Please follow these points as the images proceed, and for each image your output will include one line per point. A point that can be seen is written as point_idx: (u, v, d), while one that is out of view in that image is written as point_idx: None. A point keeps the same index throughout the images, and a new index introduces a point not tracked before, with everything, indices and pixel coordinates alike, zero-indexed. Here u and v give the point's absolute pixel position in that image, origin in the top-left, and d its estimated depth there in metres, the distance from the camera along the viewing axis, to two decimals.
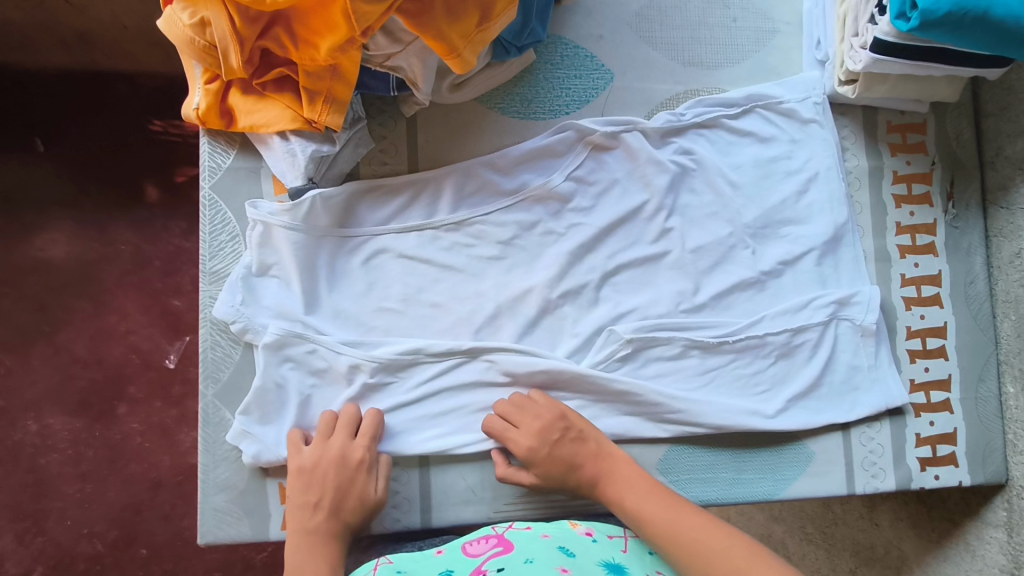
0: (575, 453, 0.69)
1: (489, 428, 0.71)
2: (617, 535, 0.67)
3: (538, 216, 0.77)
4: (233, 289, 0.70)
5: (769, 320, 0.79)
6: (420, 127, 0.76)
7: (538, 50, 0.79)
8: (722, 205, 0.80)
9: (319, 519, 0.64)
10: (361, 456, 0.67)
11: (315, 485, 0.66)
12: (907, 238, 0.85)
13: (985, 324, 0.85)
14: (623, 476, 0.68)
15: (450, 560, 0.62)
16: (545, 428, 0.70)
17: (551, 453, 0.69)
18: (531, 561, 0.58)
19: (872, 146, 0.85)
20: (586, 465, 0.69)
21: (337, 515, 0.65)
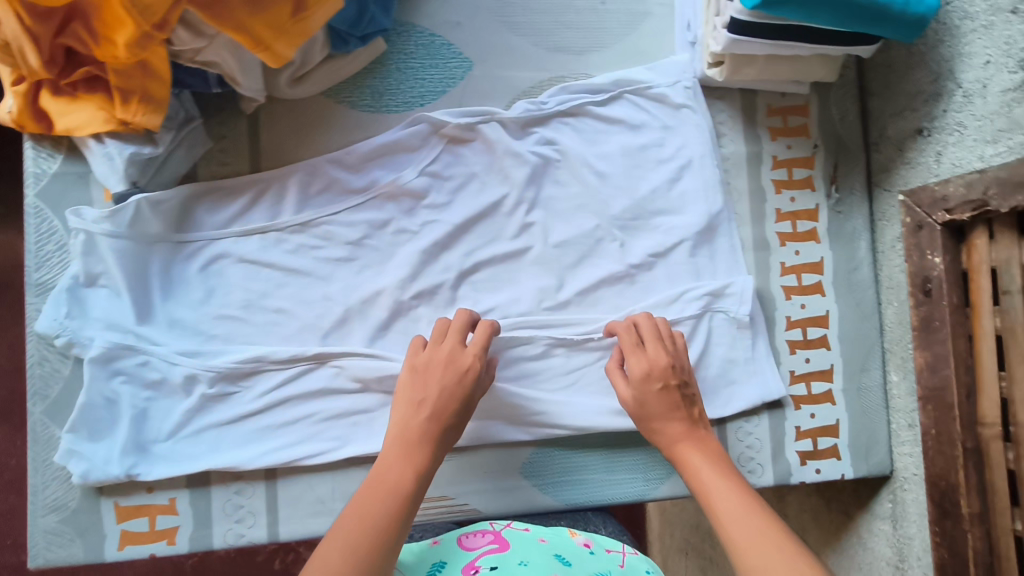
0: (679, 405, 0.67)
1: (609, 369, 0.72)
2: (614, 551, 0.68)
3: (390, 214, 0.74)
4: (57, 300, 0.66)
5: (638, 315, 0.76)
6: (263, 125, 0.72)
7: (390, 39, 0.75)
8: (589, 196, 0.77)
9: (421, 419, 0.63)
10: (471, 362, 0.67)
11: (423, 385, 0.66)
12: (787, 225, 0.82)
13: (869, 311, 0.83)
14: (702, 458, 0.63)
15: (447, 551, 0.65)
16: (658, 372, 0.68)
17: (651, 397, 0.67)
18: (525, 564, 0.61)
19: (750, 130, 0.82)
20: (678, 421, 0.66)
21: (442, 414, 0.64)
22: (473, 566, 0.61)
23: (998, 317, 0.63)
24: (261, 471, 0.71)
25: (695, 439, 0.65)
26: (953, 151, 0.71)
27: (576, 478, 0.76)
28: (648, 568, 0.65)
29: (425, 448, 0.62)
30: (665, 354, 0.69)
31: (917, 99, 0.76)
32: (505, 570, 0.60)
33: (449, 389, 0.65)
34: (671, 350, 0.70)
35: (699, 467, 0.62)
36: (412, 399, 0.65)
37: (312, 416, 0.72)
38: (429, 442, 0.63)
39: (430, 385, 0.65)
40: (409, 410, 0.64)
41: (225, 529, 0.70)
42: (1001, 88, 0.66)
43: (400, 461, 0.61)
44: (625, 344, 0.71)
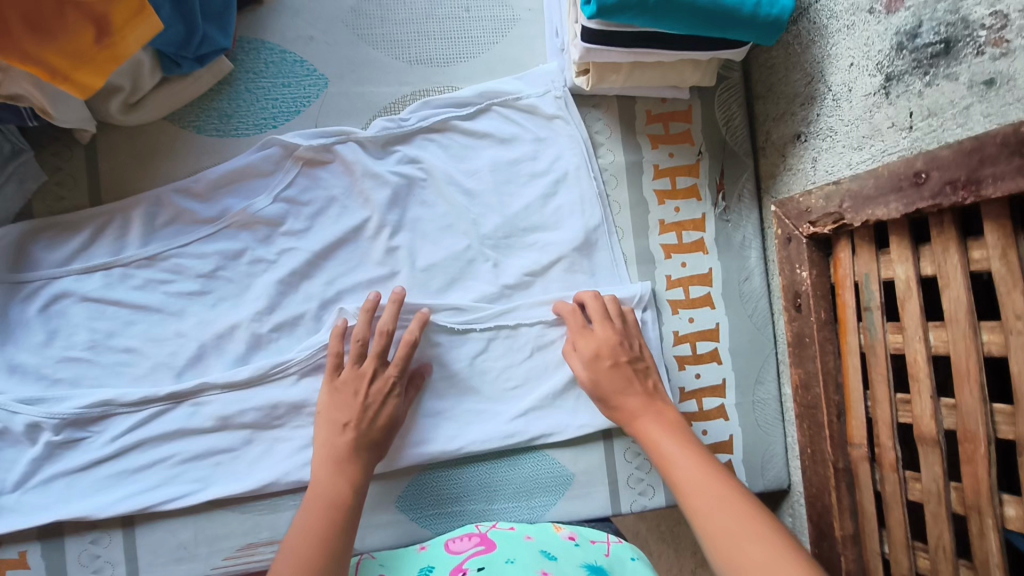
0: (632, 381, 0.68)
1: (568, 354, 0.71)
2: (599, 541, 0.66)
3: (244, 243, 0.70)
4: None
5: (508, 340, 0.74)
6: (102, 155, 0.69)
7: (237, 58, 0.71)
8: (457, 216, 0.74)
9: (347, 440, 0.63)
10: (390, 382, 0.66)
11: (348, 407, 0.65)
12: (672, 237, 0.79)
13: (762, 322, 0.80)
14: (663, 432, 0.64)
15: (435, 557, 0.64)
16: (607, 351, 0.69)
17: (603, 375, 0.68)
18: (513, 561, 0.59)
19: (629, 139, 0.78)
20: (633, 396, 0.67)
21: (369, 434, 0.64)
22: (460, 568, 0.59)
23: (862, 334, 0.60)
24: (117, 519, 0.67)
25: (650, 414, 0.66)
26: (825, 158, 0.68)
27: (454, 509, 0.73)
28: (633, 556, 0.64)
29: (355, 465, 0.63)
30: (614, 334, 0.70)
31: (795, 103, 0.73)
32: (491, 569, 0.58)
33: (372, 408, 0.65)
34: (620, 327, 0.71)
35: (661, 441, 0.63)
36: (341, 416, 0.64)
37: (173, 457, 0.68)
38: (357, 455, 0.63)
39: (354, 403, 0.64)
40: (333, 431, 0.64)
41: None
42: (863, 93, 0.62)
43: (334, 477, 0.61)
44: (568, 328, 0.72)
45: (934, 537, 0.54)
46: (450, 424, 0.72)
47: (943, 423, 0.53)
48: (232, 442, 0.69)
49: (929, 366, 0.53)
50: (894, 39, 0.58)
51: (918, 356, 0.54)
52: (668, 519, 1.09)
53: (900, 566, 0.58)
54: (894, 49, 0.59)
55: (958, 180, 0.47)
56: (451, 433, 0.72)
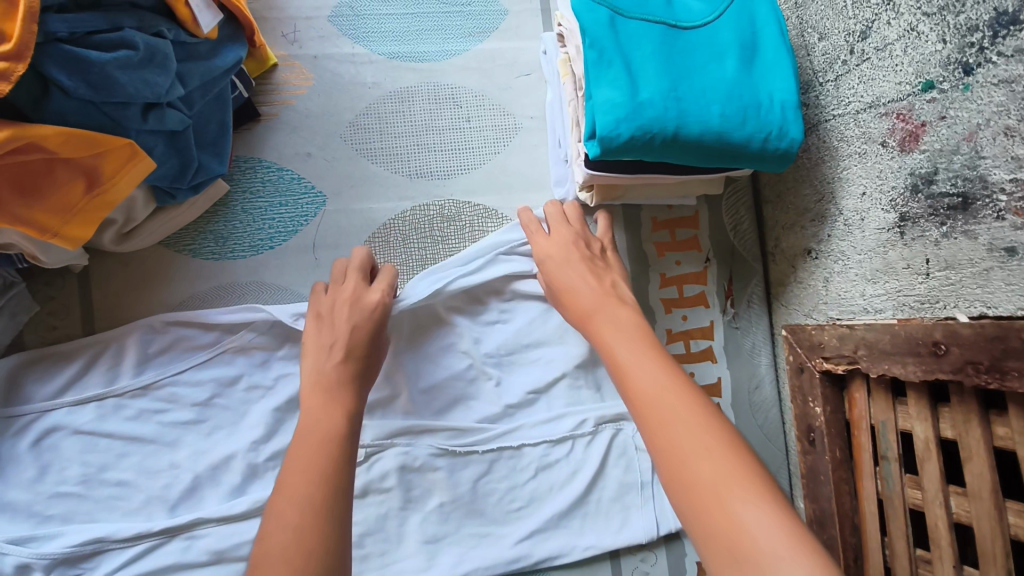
0: (590, 279, 0.63)
1: (539, 252, 0.67)
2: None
3: (240, 369, 0.69)
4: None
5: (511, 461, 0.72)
6: (95, 282, 0.67)
7: (234, 178, 0.70)
8: (458, 334, 0.73)
9: (335, 361, 0.59)
10: (377, 297, 0.64)
11: (331, 331, 0.62)
12: (680, 346, 0.77)
13: (772, 433, 0.78)
14: (616, 334, 0.57)
15: None
16: (568, 249, 0.66)
17: (557, 266, 0.65)
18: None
19: (635, 247, 0.77)
20: (592, 289, 0.62)
21: (355, 355, 0.61)
22: None
23: (878, 482, 0.58)
24: None
25: (605, 312, 0.60)
26: (837, 281, 0.66)
27: None
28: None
29: (346, 390, 0.58)
30: (571, 232, 0.68)
31: (804, 217, 0.71)
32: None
33: (358, 327, 0.62)
34: (576, 229, 0.69)
35: (614, 341, 0.56)
36: (322, 353, 0.60)
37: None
38: (347, 386, 0.58)
39: (339, 330, 0.62)
40: (319, 358, 0.60)
41: None
42: (876, 226, 0.61)
43: (326, 408, 0.56)
44: (529, 237, 0.68)
45: None
46: (454, 552, 0.69)
47: None
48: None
49: (950, 533, 0.51)
50: (908, 179, 0.57)
51: (938, 522, 0.52)
52: None
53: None
54: (908, 189, 0.57)
55: (980, 362, 0.45)
56: (454, 561, 0.69)
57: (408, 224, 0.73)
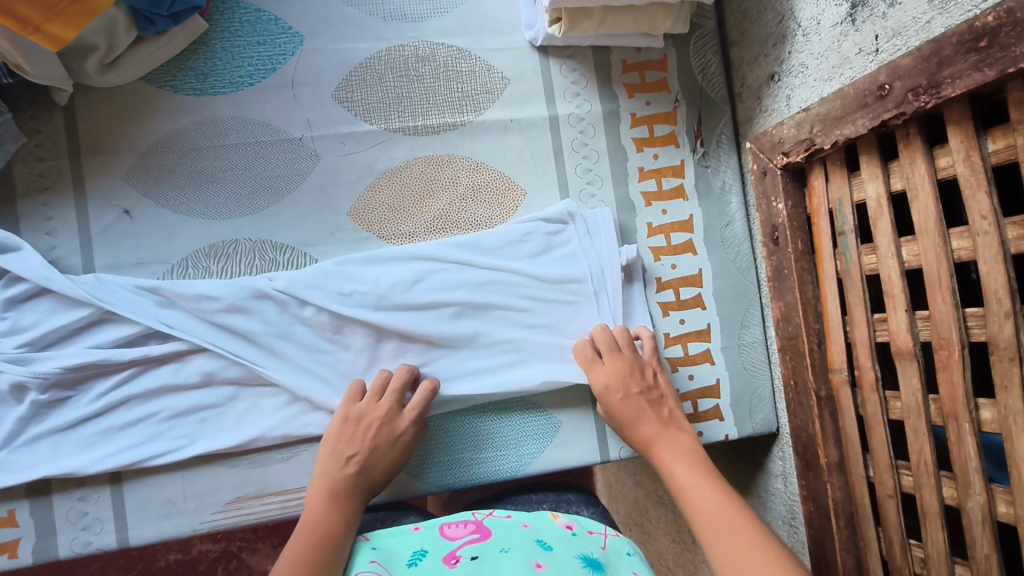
0: (645, 408, 0.67)
1: (596, 387, 0.69)
2: (597, 531, 0.61)
3: (223, 201, 0.71)
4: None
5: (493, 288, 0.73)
6: (81, 115, 0.69)
7: (213, 18, 0.72)
8: (436, 169, 0.75)
9: (349, 474, 0.62)
10: (407, 426, 0.66)
11: (356, 441, 0.64)
12: (651, 184, 0.79)
13: (744, 266, 0.81)
14: (681, 461, 0.62)
15: (429, 538, 0.58)
16: (618, 382, 0.68)
17: (613, 402, 0.67)
18: (507, 551, 0.55)
19: (606, 88, 0.79)
20: (648, 422, 0.66)
21: (369, 474, 0.63)
22: (453, 556, 0.54)
23: (838, 261, 0.60)
24: (105, 475, 0.67)
25: (666, 440, 0.65)
26: (799, 93, 0.69)
27: (442, 461, 0.73)
28: (631, 550, 0.59)
29: (358, 505, 0.61)
30: (624, 363, 0.69)
31: (768, 44, 0.74)
32: (485, 558, 0.53)
33: (380, 448, 0.64)
34: (635, 361, 0.70)
35: (675, 466, 0.61)
36: (337, 463, 0.62)
37: (156, 413, 0.68)
38: (358, 495, 0.61)
39: (364, 440, 0.64)
40: (336, 462, 0.62)
41: (68, 537, 0.66)
42: (831, 23, 0.63)
43: (328, 509, 0.59)
44: (586, 369, 0.70)
45: (915, 452, 0.53)
46: None
47: (918, 337, 0.53)
48: (217, 399, 0.69)
49: (902, 282, 0.53)
50: None
51: (892, 274, 0.54)
52: None
53: (885, 487, 0.57)
54: None
55: (920, 86, 0.48)
56: None
57: (384, 64, 0.75)
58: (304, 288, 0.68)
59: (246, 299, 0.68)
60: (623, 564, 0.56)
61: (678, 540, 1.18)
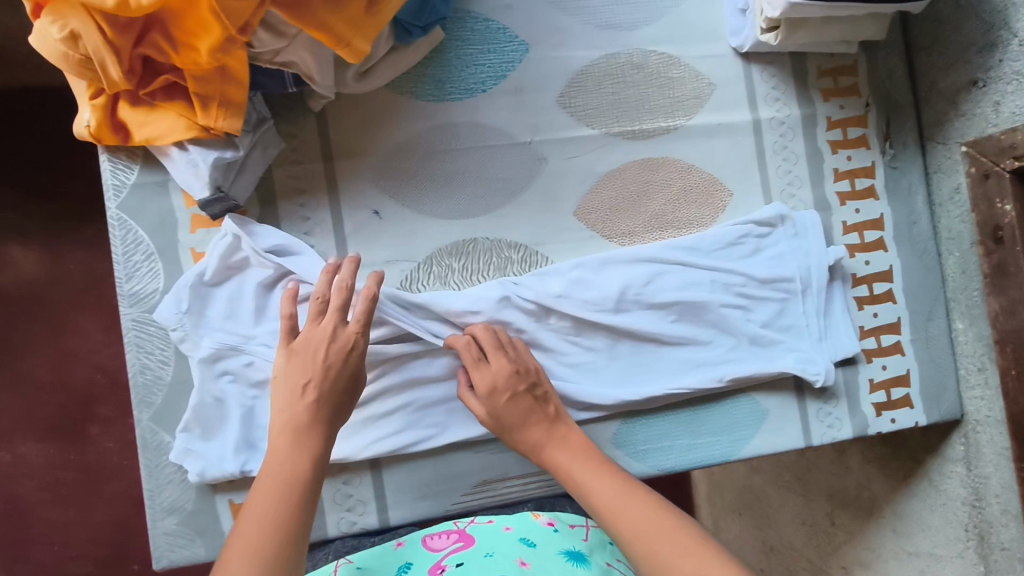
0: (531, 410, 0.68)
1: (482, 390, 0.68)
2: (578, 525, 0.69)
3: (461, 202, 0.74)
4: (172, 297, 0.69)
5: (710, 283, 0.77)
6: (332, 120, 0.72)
7: (447, 27, 0.75)
8: (652, 172, 0.78)
9: (307, 403, 0.61)
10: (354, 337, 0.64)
11: (306, 368, 0.62)
12: (846, 185, 0.83)
13: (930, 263, 0.85)
14: (576, 461, 0.65)
15: (413, 553, 0.65)
16: (504, 384, 0.68)
17: (504, 408, 0.68)
18: (491, 556, 0.62)
19: (803, 93, 0.82)
20: (535, 426, 0.68)
21: (328, 398, 0.62)
22: (438, 567, 0.61)
23: None
24: (366, 461, 0.73)
25: (555, 441, 0.67)
26: (1011, 100, 0.73)
27: (663, 444, 0.78)
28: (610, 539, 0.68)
29: (315, 433, 0.60)
30: (506, 366, 0.69)
31: (969, 52, 0.77)
32: (469, 565, 0.60)
33: (332, 368, 0.62)
34: (512, 361, 0.69)
35: (575, 464, 0.65)
36: (295, 393, 0.61)
37: (411, 402, 0.73)
38: (315, 425, 0.61)
39: (315, 364, 0.62)
40: (293, 396, 0.61)
41: (337, 517, 0.73)
42: None
43: (294, 452, 0.59)
44: (467, 360, 0.69)
45: None
46: (656, 363, 0.77)
47: None
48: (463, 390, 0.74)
49: None
50: None
51: None
52: (792, 470, 1.21)
53: None
54: None
55: None
56: (656, 367, 0.77)
57: (602, 71, 0.78)
58: (557, 301, 0.73)
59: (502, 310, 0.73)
60: (604, 553, 0.66)
61: (809, 523, 1.18)
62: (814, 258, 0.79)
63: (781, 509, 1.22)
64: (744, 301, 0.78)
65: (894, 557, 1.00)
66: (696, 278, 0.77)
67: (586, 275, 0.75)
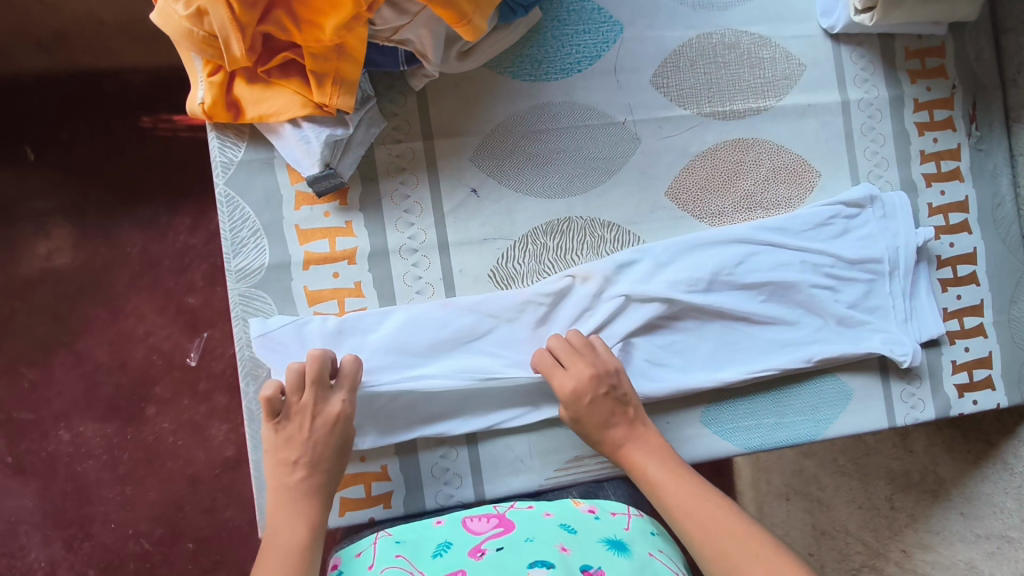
0: (612, 415, 0.67)
1: (564, 394, 0.67)
2: (620, 513, 0.67)
3: (556, 181, 0.75)
4: (278, 314, 0.70)
5: (799, 264, 0.76)
6: (432, 100, 0.73)
7: (543, 8, 0.76)
8: (741, 152, 0.79)
9: (297, 478, 0.62)
10: (339, 410, 0.64)
11: (294, 445, 0.63)
12: (932, 166, 0.83)
13: (1014, 246, 0.84)
14: (652, 460, 0.65)
15: (452, 532, 0.64)
16: (584, 389, 0.67)
17: (585, 412, 0.67)
18: (531, 540, 0.60)
19: (891, 74, 0.83)
20: (616, 428, 0.67)
21: (318, 469, 0.63)
22: (478, 548, 0.60)
23: None
24: (463, 436, 0.74)
25: (634, 439, 0.67)
26: None
27: (750, 423, 0.78)
28: (653, 529, 0.66)
29: (311, 503, 0.62)
30: (586, 369, 0.67)
31: None
32: (511, 548, 0.59)
33: (317, 440, 0.63)
34: (592, 365, 0.68)
35: (650, 467, 0.65)
36: (285, 469, 0.63)
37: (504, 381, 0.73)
38: (310, 498, 0.62)
39: (303, 443, 0.63)
40: (282, 472, 0.63)
41: (434, 490, 0.73)
42: None
43: (290, 523, 0.60)
44: (547, 369, 0.69)
45: None
46: (746, 342, 0.76)
47: None
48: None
49: None
50: None
51: None
52: (848, 453, 1.13)
53: None
54: None
55: None
56: (747, 347, 0.76)
57: (695, 51, 0.79)
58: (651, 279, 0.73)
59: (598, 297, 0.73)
60: (646, 542, 0.63)
61: (865, 506, 1.10)
62: (904, 239, 0.78)
63: (837, 494, 1.13)
64: (834, 280, 0.77)
65: (960, 539, 1.00)
66: (787, 258, 0.76)
67: (680, 253, 0.75)
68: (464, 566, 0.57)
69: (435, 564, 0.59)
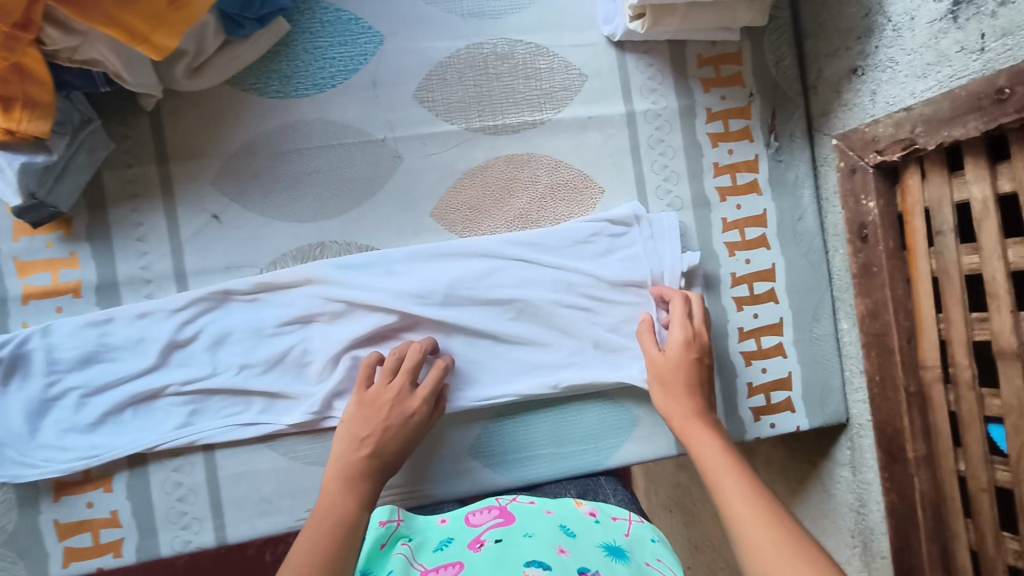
0: (700, 397, 0.66)
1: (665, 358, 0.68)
2: (621, 518, 0.62)
3: (309, 203, 0.71)
4: None
5: (552, 283, 0.73)
6: (167, 120, 0.69)
7: (291, 18, 0.71)
8: (516, 169, 0.75)
9: (360, 455, 0.61)
10: (417, 405, 0.64)
11: (368, 420, 0.63)
12: (726, 179, 0.79)
13: (816, 261, 0.80)
14: (711, 442, 0.60)
15: (456, 530, 0.59)
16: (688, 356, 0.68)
17: (684, 376, 0.67)
18: (530, 535, 0.54)
19: (681, 83, 0.78)
20: (686, 402, 0.65)
21: (382, 453, 0.62)
22: (477, 540, 0.55)
23: (933, 260, 0.63)
24: (203, 479, 0.69)
25: (712, 423, 0.63)
26: (885, 90, 0.68)
27: (524, 454, 0.74)
28: (654, 537, 0.58)
29: (369, 483, 0.60)
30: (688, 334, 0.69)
31: (850, 37, 0.72)
32: (509, 541, 0.53)
33: (389, 426, 0.63)
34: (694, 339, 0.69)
35: (711, 447, 0.60)
36: (362, 434, 0.62)
37: (217, 394, 0.69)
38: (368, 479, 0.60)
39: (376, 420, 0.63)
40: (349, 445, 0.62)
41: (171, 536, 0.68)
42: (928, 19, 0.61)
43: (340, 496, 0.58)
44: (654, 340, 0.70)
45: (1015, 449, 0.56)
46: (509, 371, 0.73)
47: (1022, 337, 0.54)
48: (282, 383, 0.69)
49: (1008, 283, 0.55)
50: None
51: (996, 275, 0.56)
52: None
53: (978, 481, 0.60)
54: None
55: None
56: (512, 374, 0.73)
57: (463, 62, 0.74)
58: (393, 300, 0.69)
59: (322, 304, 0.69)
60: (646, 551, 0.56)
61: None
62: (670, 259, 0.74)
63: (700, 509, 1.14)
64: (592, 306, 0.74)
65: None
66: (538, 276, 0.73)
67: (420, 265, 0.71)
68: (461, 559, 0.51)
69: (438, 557, 0.53)
